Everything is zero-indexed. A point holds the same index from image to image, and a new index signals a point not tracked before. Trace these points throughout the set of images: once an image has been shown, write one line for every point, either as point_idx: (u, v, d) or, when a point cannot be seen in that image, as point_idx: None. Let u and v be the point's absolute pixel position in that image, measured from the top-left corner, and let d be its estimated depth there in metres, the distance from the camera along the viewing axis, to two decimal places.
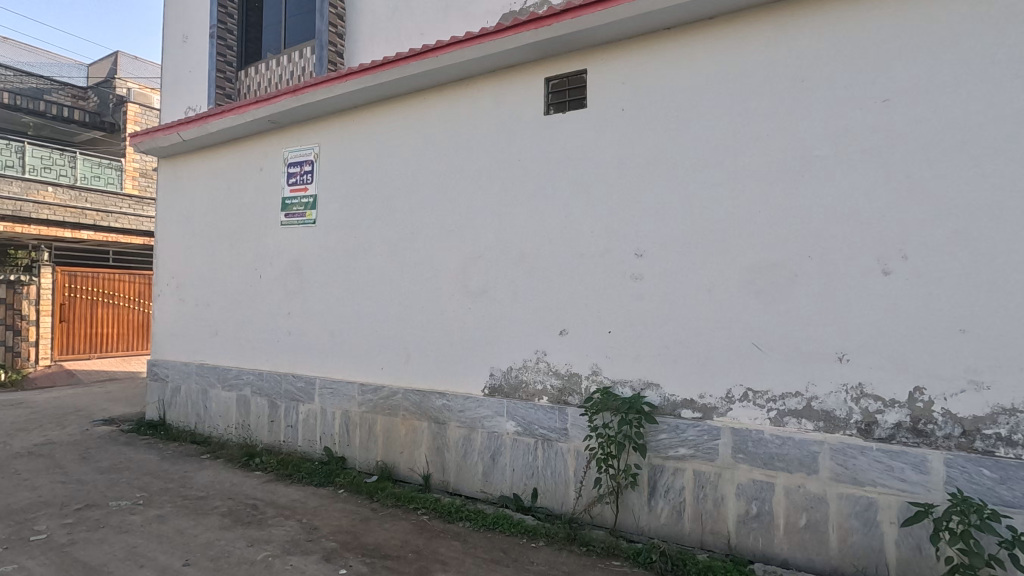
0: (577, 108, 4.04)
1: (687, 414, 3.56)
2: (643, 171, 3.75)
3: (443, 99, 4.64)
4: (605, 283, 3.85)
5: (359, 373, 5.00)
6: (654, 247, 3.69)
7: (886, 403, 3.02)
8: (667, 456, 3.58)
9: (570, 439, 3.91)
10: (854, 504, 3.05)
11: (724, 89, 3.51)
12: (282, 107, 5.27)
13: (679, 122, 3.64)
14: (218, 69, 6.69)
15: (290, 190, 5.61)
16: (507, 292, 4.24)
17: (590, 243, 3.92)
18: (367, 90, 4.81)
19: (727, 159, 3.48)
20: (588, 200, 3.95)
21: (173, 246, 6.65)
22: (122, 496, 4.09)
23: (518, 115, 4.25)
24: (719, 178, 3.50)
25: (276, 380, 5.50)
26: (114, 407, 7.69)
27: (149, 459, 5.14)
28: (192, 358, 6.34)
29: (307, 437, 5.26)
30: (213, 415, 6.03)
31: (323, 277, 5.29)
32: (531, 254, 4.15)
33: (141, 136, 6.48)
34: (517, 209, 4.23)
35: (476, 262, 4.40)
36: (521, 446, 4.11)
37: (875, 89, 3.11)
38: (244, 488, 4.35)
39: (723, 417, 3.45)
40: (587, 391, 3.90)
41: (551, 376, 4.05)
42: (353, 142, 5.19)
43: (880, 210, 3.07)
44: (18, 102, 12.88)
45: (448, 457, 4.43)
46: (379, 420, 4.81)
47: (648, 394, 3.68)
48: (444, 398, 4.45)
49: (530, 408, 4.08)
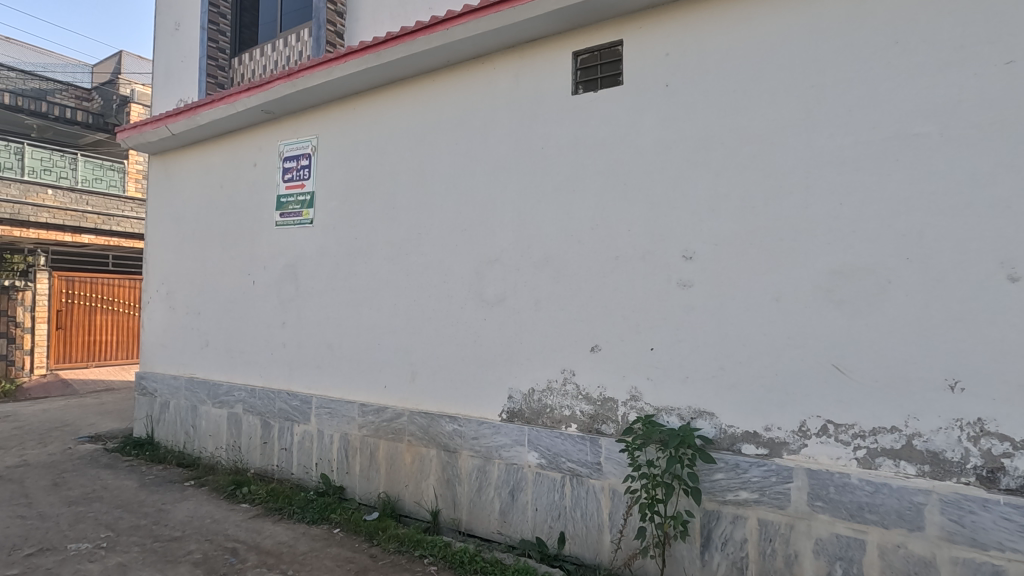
0: (611, 86, 3.45)
1: (749, 450, 2.94)
2: (692, 157, 3.15)
3: (454, 81, 4.08)
4: (645, 291, 3.25)
5: (359, 391, 4.43)
6: (707, 248, 3.09)
7: (1016, 445, 2.38)
8: (725, 501, 2.95)
9: (605, 476, 3.30)
10: (973, 572, 2.41)
11: (792, 56, 2.91)
12: (275, 94, 4.74)
13: (736, 99, 3.05)
14: (209, 56, 6.22)
15: (286, 187, 5.08)
16: (528, 301, 3.66)
17: (627, 244, 3.33)
18: (368, 73, 4.26)
19: (798, 141, 2.88)
20: (623, 193, 3.35)
21: (162, 249, 6.15)
22: (83, 537, 3.55)
23: (541, 97, 3.69)
24: (787, 165, 2.90)
25: (268, 397, 4.96)
26: (102, 422, 7.19)
27: (127, 487, 4.61)
28: (182, 372, 5.81)
29: (302, 462, 4.70)
30: (203, 434, 5.50)
31: (320, 283, 4.74)
32: (556, 256, 3.57)
33: (127, 130, 5.98)
34: (540, 205, 3.65)
35: (492, 267, 3.82)
36: (545, 482, 3.51)
37: (995, 50, 2.49)
38: (226, 527, 3.80)
39: (796, 455, 2.83)
40: (624, 419, 3.29)
41: (580, 400, 3.45)
42: (354, 133, 4.65)
43: (1004, 201, 2.44)
44: (20, 103, 12.53)
45: (460, 491, 3.84)
46: (381, 446, 4.24)
47: (700, 424, 3.07)
48: (455, 423, 3.86)
49: (555, 438, 3.48)
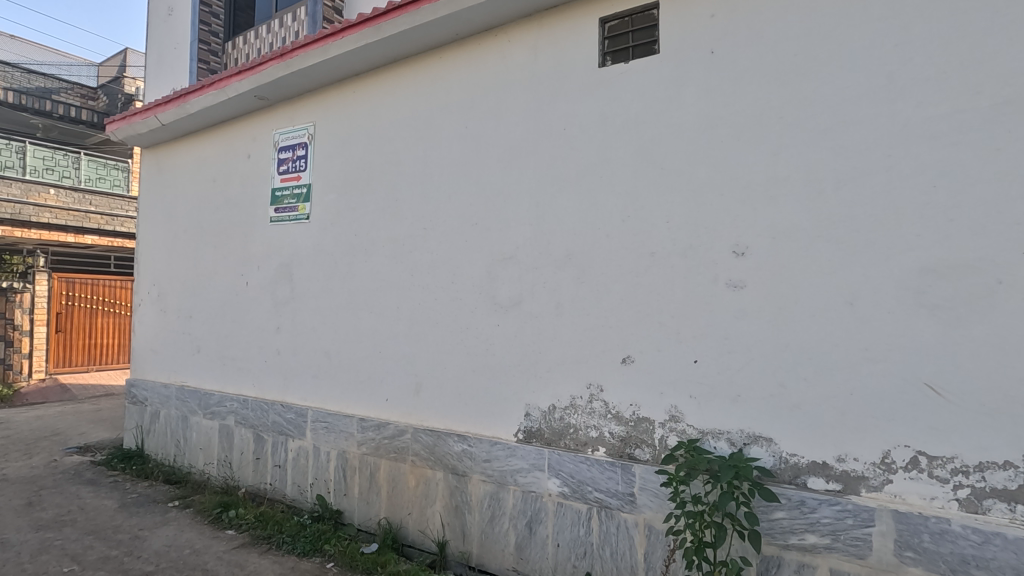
0: (645, 55, 2.98)
1: (817, 485, 2.44)
2: (743, 135, 2.67)
3: (464, 57, 3.64)
4: (687, 294, 2.77)
5: (358, 405, 3.99)
6: (762, 243, 2.61)
7: None
8: (787, 545, 2.46)
9: (639, 509, 2.83)
10: None
11: (868, 10, 2.42)
12: (268, 77, 4.32)
13: (798, 64, 2.56)
14: (201, 40, 5.98)
15: (280, 180, 4.66)
16: (548, 304, 3.19)
17: (665, 239, 2.84)
18: (369, 50, 3.82)
19: (877, 112, 2.38)
20: (660, 179, 2.88)
21: (153, 248, 5.77)
22: (43, 573, 3.16)
23: (563, 71, 3.23)
24: (864, 141, 2.40)
25: (261, 409, 4.54)
26: (93, 431, 6.82)
27: (105, 508, 4.22)
28: (173, 380, 5.41)
29: (296, 481, 4.27)
30: (193, 448, 5.09)
31: (317, 285, 4.31)
32: (580, 253, 3.10)
33: (117, 121, 5.61)
34: (561, 195, 3.18)
35: (506, 266, 3.36)
36: (568, 513, 3.04)
37: None
38: (206, 561, 3.39)
39: (877, 492, 2.32)
40: (662, 444, 2.81)
41: (609, 420, 2.97)
42: (354, 119, 4.22)
43: None
44: (23, 102, 12.10)
45: (470, 521, 3.38)
46: (382, 466, 3.79)
47: (755, 452, 2.58)
48: (464, 442, 3.41)
49: (580, 463, 3.01)
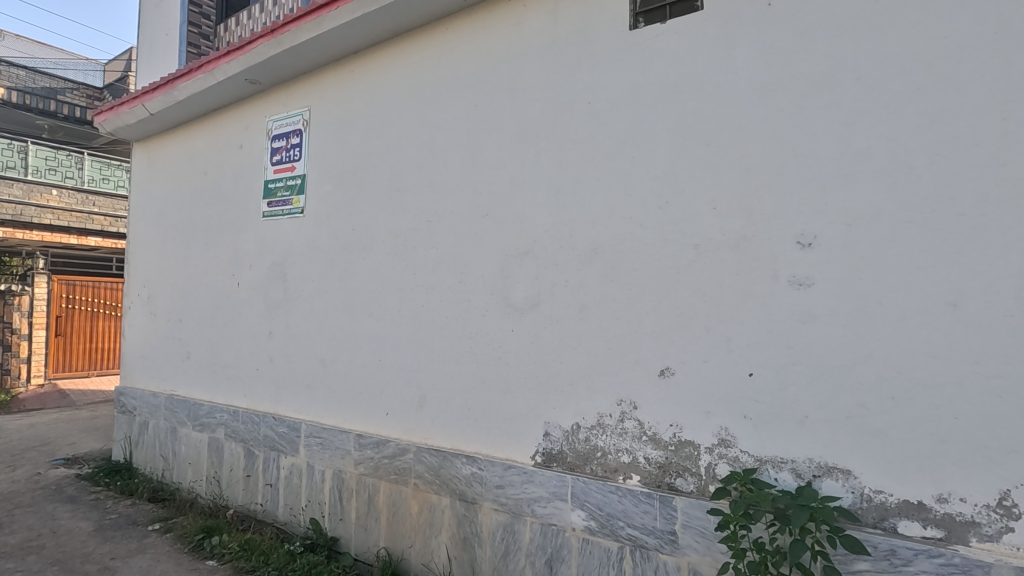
0: (686, 12, 2.52)
1: (912, 531, 1.96)
2: (809, 101, 2.21)
3: (474, 26, 3.22)
4: (739, 294, 2.31)
5: (355, 419, 3.56)
6: (836, 231, 2.14)
7: None
8: None
9: (681, 551, 2.36)
10: None
11: None
12: (259, 57, 3.94)
13: (880, 11, 2.10)
14: (190, 22, 5.80)
15: (274, 171, 4.27)
16: (570, 306, 2.74)
17: (712, 228, 2.38)
18: (367, 21, 3.41)
19: (986, 66, 1.91)
20: (705, 157, 2.42)
21: (144, 248, 5.41)
22: None
23: (589, 37, 2.78)
24: (969, 104, 1.93)
25: (252, 421, 4.14)
26: (85, 440, 6.46)
27: (79, 531, 3.86)
28: (162, 388, 5.03)
29: (289, 503, 3.85)
30: (181, 462, 4.70)
31: (312, 285, 3.90)
32: (609, 247, 2.64)
33: (106, 112, 5.26)
34: (586, 179, 2.74)
35: (522, 263, 2.92)
36: (596, 552, 2.58)
37: None
38: None
39: (992, 543, 1.84)
40: (711, 474, 2.34)
41: (644, 443, 2.51)
42: (352, 102, 3.82)
43: None
44: (27, 102, 11.90)
45: (480, 556, 2.94)
46: (382, 489, 3.36)
47: (829, 488, 2.11)
48: (474, 465, 2.96)
49: (610, 494, 2.55)
